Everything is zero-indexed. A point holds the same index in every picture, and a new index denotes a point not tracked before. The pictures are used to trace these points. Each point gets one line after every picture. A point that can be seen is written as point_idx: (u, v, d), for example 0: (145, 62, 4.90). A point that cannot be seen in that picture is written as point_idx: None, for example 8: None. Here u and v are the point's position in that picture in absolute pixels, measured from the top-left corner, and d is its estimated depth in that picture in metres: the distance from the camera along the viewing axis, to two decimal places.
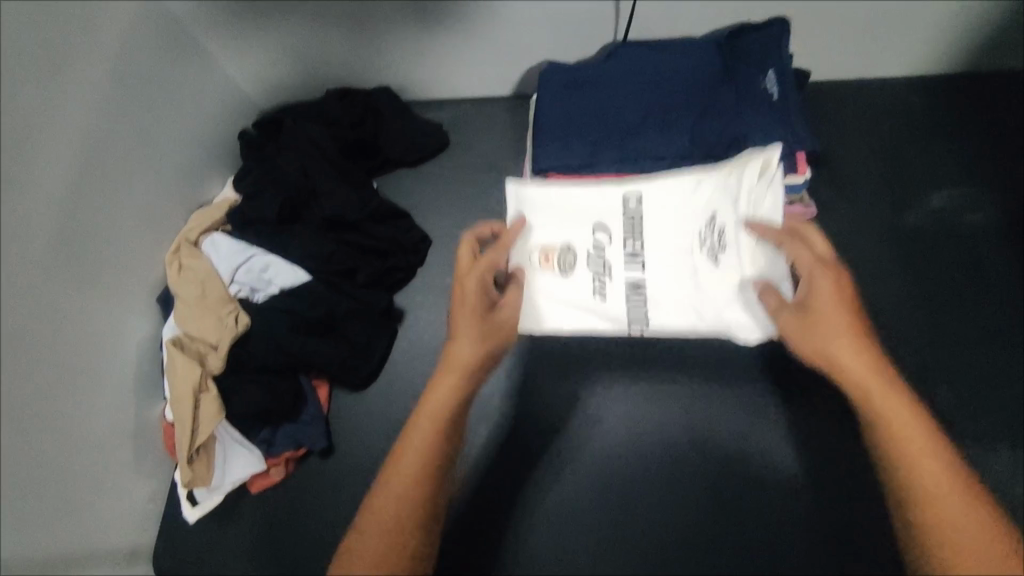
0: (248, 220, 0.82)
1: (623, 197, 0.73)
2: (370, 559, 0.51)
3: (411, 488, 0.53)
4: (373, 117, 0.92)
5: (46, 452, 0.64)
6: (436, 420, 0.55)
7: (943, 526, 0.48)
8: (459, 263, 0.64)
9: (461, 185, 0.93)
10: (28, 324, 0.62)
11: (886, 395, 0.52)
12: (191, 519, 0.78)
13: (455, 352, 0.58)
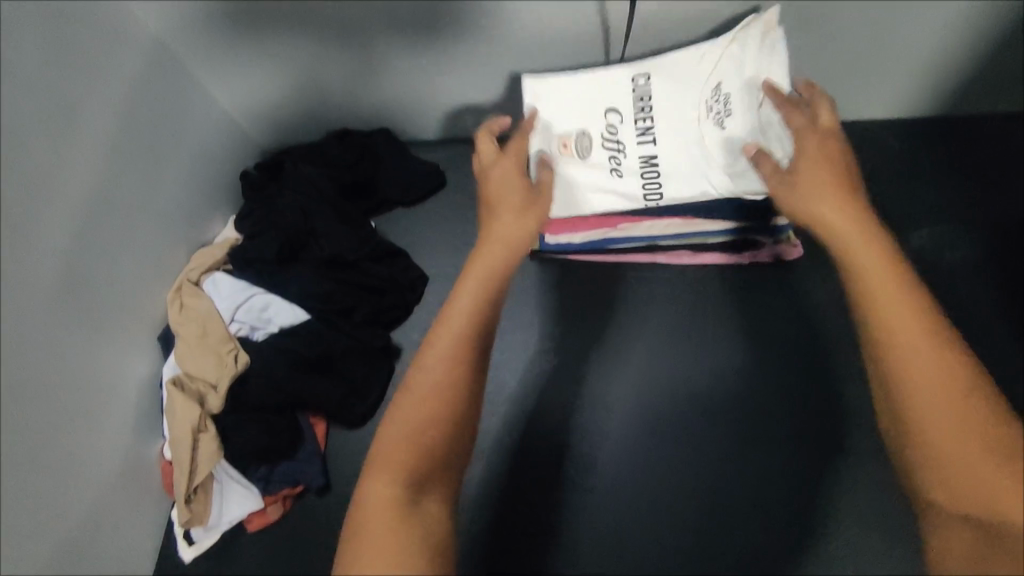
0: (249, 259, 0.84)
1: (631, 77, 0.73)
2: (407, 421, 0.47)
3: (456, 364, 0.49)
4: (372, 158, 0.94)
5: (42, 493, 0.64)
6: (486, 281, 0.53)
7: (903, 359, 0.45)
8: (484, 157, 0.67)
9: (456, 224, 0.96)
10: (30, 365, 0.63)
11: (867, 244, 0.51)
12: (187, 557, 0.79)
13: (497, 228, 0.59)
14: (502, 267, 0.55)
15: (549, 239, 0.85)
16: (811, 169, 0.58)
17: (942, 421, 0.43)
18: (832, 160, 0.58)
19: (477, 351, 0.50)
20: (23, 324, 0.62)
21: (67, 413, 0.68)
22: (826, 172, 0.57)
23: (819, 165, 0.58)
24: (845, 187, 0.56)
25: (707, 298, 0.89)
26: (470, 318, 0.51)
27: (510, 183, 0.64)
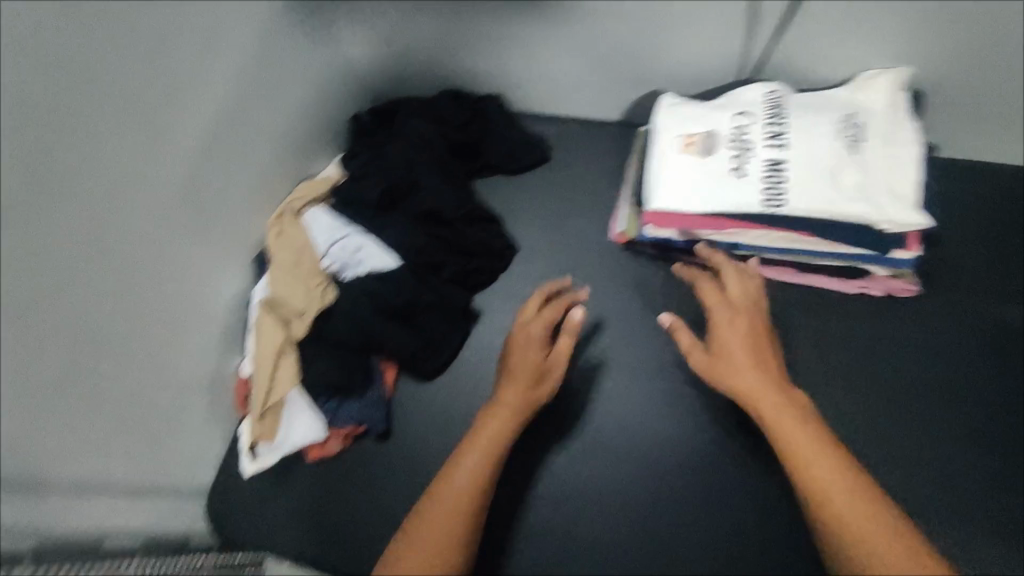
0: (350, 200, 0.86)
1: (764, 93, 0.77)
2: (416, 557, 0.57)
3: (459, 503, 0.60)
4: (481, 122, 0.95)
5: (128, 376, 0.66)
6: (491, 448, 0.64)
7: (853, 525, 0.52)
8: (523, 312, 0.75)
9: (555, 199, 0.93)
10: (134, 251, 0.65)
11: (789, 419, 0.59)
12: (246, 472, 0.81)
13: (505, 392, 0.67)
14: (504, 436, 0.65)
15: (648, 231, 0.82)
16: (739, 343, 0.65)
17: (892, 566, 0.50)
18: (750, 322, 0.67)
19: (467, 509, 0.60)
20: (144, 207, 0.65)
21: (164, 305, 0.71)
22: (752, 345, 0.65)
23: (744, 337, 0.65)
24: (766, 362, 0.64)
25: (809, 321, 0.81)
26: (471, 498, 0.61)
27: (529, 350, 0.70)
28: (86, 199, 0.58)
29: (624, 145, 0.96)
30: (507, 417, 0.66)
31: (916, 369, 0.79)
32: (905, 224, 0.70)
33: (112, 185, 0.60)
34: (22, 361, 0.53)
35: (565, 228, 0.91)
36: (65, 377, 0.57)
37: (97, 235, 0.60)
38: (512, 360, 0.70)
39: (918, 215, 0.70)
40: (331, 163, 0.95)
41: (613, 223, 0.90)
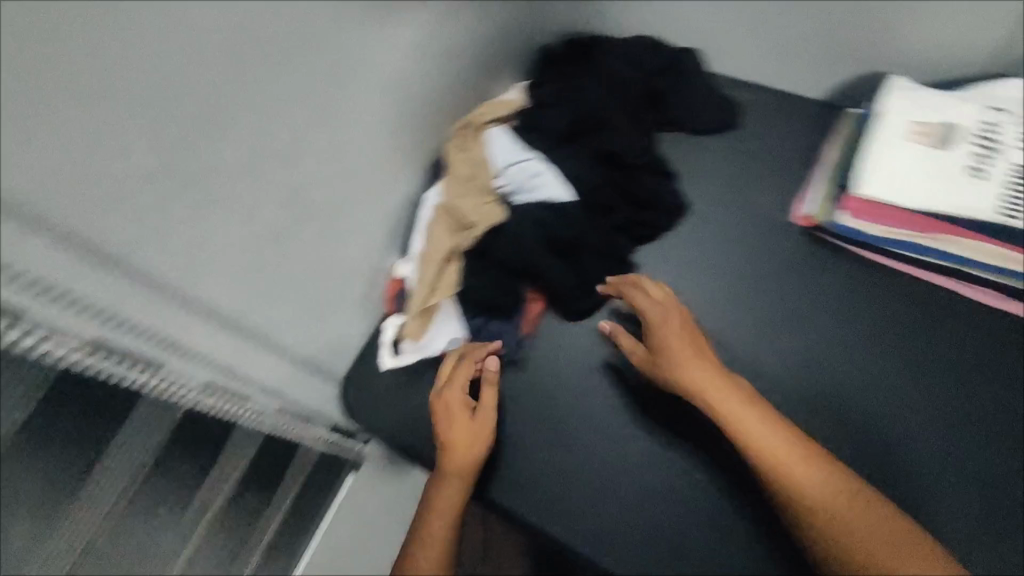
0: (534, 127, 0.85)
1: (1006, 90, 0.73)
2: None
3: (429, 562, 0.70)
4: (676, 75, 0.91)
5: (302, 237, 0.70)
6: (445, 510, 0.72)
7: (828, 506, 0.60)
8: (444, 372, 0.78)
9: (738, 167, 0.88)
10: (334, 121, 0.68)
11: (748, 416, 0.64)
12: (385, 366, 0.84)
13: (442, 478, 0.73)
14: (456, 498, 0.73)
15: (842, 220, 0.76)
16: (679, 348, 0.69)
17: (881, 542, 0.58)
18: (685, 326, 0.71)
19: (434, 557, 0.71)
20: (354, 97, 0.69)
21: (349, 188, 0.75)
22: (688, 346, 0.69)
23: (679, 340, 0.70)
24: (708, 356, 0.70)
25: (997, 356, 0.75)
26: (437, 543, 0.71)
27: (458, 417, 0.75)
28: (315, 84, 0.63)
29: (826, 126, 0.89)
30: (465, 471, 0.73)
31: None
32: None
33: (336, 75, 0.65)
34: (243, 225, 0.59)
35: (743, 199, 0.86)
36: (270, 245, 0.65)
37: (318, 121, 0.65)
38: (450, 428, 0.74)
39: None
40: (516, 87, 0.95)
41: (798, 204, 0.84)
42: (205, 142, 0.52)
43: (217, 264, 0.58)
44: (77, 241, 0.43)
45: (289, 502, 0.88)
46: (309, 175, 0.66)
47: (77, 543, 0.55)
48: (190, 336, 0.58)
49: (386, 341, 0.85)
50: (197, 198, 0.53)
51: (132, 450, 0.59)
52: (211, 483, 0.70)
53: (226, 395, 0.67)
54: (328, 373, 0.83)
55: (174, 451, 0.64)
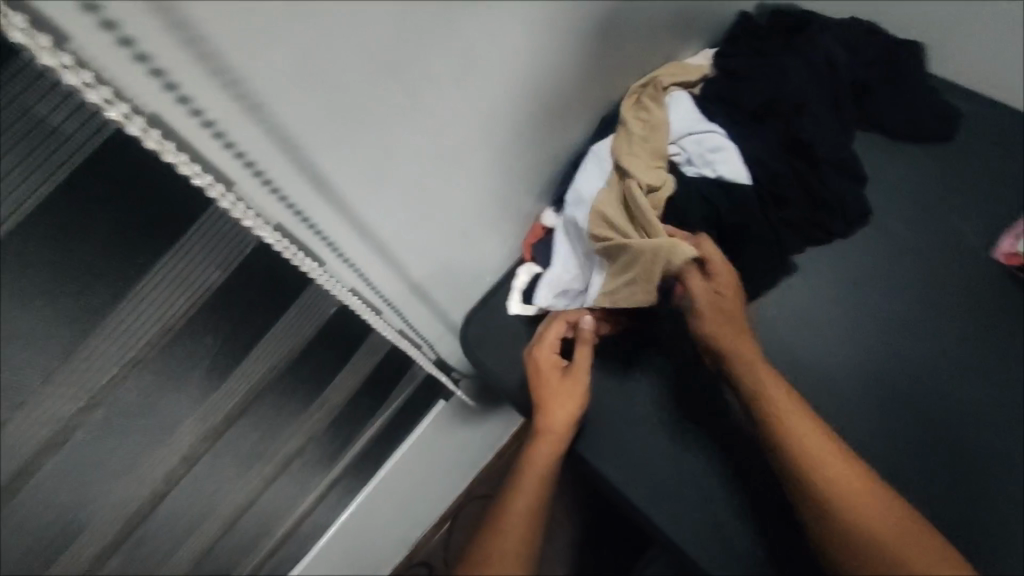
0: (724, 99, 0.80)
1: None
2: (513, 538, 0.76)
3: (529, 514, 0.78)
4: (894, 68, 0.81)
5: (474, 166, 0.69)
6: (540, 469, 0.78)
7: (832, 488, 0.64)
8: (541, 343, 0.80)
9: (935, 186, 0.80)
10: (538, 59, 0.65)
11: (775, 393, 0.68)
12: (513, 310, 0.85)
13: (535, 444, 0.79)
14: (548, 459, 0.78)
15: None
16: (718, 319, 0.71)
17: (870, 531, 0.63)
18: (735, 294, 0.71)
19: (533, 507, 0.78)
20: (563, 38, 0.65)
21: (527, 128, 0.72)
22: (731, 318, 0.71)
23: (722, 311, 0.71)
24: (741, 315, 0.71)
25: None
26: (533, 497, 0.78)
27: (552, 384, 0.78)
28: (538, 19, 0.59)
29: None
30: (551, 437, 0.77)
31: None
32: None
33: (560, 15, 0.62)
34: (428, 149, 0.59)
35: (930, 222, 0.79)
36: (445, 170, 0.64)
37: (527, 59, 0.62)
38: (543, 386, 0.78)
39: None
40: (705, 52, 0.88)
41: (1008, 236, 0.76)
42: (430, 63, 0.51)
43: (398, 181, 0.59)
44: (294, 136, 0.46)
45: (388, 417, 0.92)
46: (498, 109, 0.65)
47: (227, 404, 0.60)
48: (354, 244, 0.60)
49: (519, 287, 0.85)
50: (405, 115, 0.53)
51: (284, 337, 0.62)
52: (339, 379, 0.75)
53: (369, 305, 0.68)
54: (458, 303, 0.85)
55: (315, 345, 0.67)
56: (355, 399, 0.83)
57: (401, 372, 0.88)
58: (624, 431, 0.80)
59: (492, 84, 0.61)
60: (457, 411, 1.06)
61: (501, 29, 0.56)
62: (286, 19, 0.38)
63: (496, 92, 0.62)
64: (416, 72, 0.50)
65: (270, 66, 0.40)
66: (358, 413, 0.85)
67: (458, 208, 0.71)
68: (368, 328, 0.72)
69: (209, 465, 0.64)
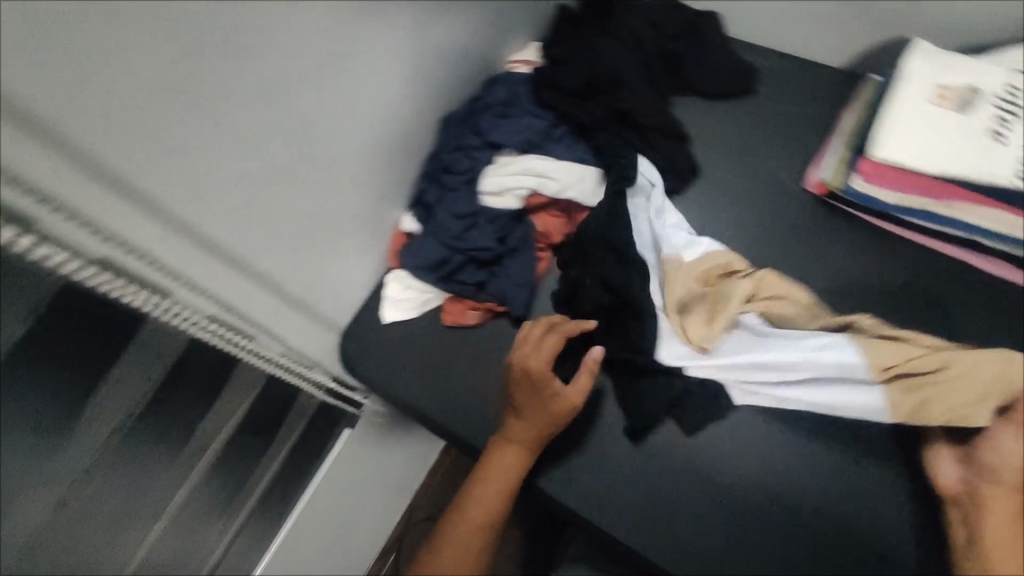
0: (549, 84, 0.84)
1: None
2: (460, 551, 0.70)
3: (483, 523, 0.71)
4: (694, 37, 0.89)
5: (310, 178, 0.68)
6: (505, 481, 0.70)
7: (994, 551, 0.63)
8: (535, 358, 0.70)
9: (753, 134, 0.86)
10: (346, 69, 0.65)
11: (997, 498, 0.67)
12: (385, 318, 0.84)
13: (500, 453, 0.71)
14: (514, 471, 0.70)
15: (856, 184, 0.73)
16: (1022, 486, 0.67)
17: None
18: None
19: (488, 517, 0.71)
20: (372, 41, 0.67)
21: (362, 136, 0.74)
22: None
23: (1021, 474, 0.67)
24: None
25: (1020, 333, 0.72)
26: (490, 508, 0.71)
27: (539, 399, 0.69)
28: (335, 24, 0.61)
29: (846, 95, 0.86)
30: (522, 449, 0.70)
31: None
32: None
33: (352, 24, 0.64)
34: (249, 163, 0.59)
35: (753, 166, 0.84)
36: (279, 184, 0.64)
37: (335, 67, 0.64)
38: (526, 402, 0.70)
39: None
40: (531, 47, 0.93)
41: (811, 170, 0.82)
42: (217, 73, 0.52)
43: (223, 198, 0.58)
44: (81, 154, 0.45)
45: (286, 451, 0.88)
46: (320, 119, 0.66)
47: (77, 455, 0.57)
48: (192, 270, 0.58)
49: (386, 295, 0.85)
50: (210, 129, 0.53)
51: (131, 376, 0.59)
52: (209, 418, 0.71)
53: (229, 334, 0.66)
54: (329, 325, 0.83)
55: (174, 386, 0.64)
56: (240, 440, 0.79)
57: (290, 403, 0.85)
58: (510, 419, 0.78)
59: (302, 92, 0.61)
60: (366, 436, 1.03)
61: (292, 37, 0.57)
62: (51, 38, 0.39)
63: (306, 104, 0.63)
64: (203, 81, 0.51)
65: (40, 82, 0.40)
66: (250, 455, 0.81)
67: (305, 225, 0.71)
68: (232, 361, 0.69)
69: (65, 530, 0.60)
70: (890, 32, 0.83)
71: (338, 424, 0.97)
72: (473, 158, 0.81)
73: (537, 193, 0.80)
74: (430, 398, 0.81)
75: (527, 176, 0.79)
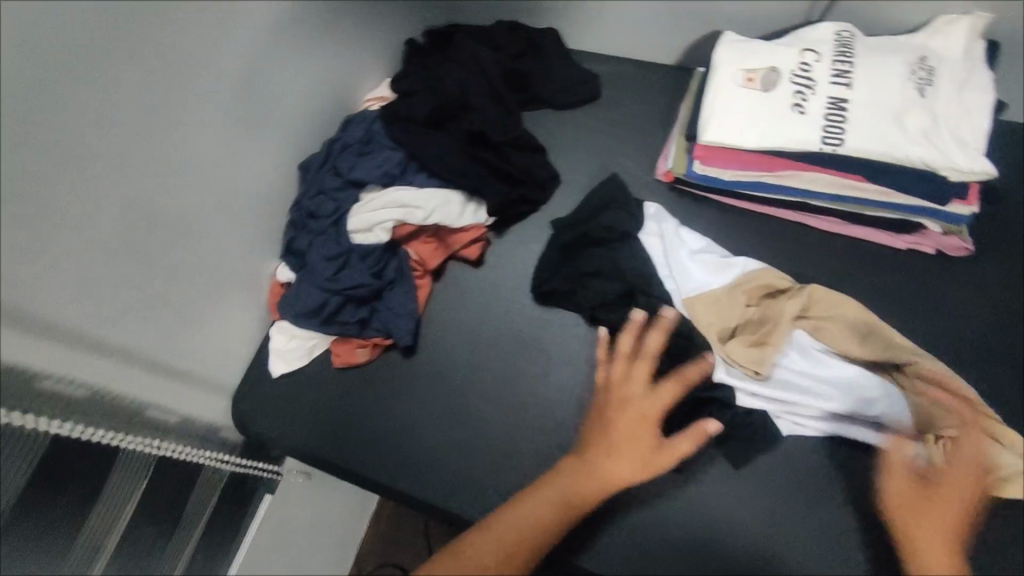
0: (398, 116, 0.85)
1: (835, 30, 0.75)
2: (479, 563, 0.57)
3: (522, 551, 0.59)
4: (536, 54, 0.93)
5: (164, 248, 0.66)
6: (564, 502, 0.63)
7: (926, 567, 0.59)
8: (655, 395, 0.70)
9: (603, 137, 0.91)
10: (185, 136, 0.65)
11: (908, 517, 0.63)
12: (275, 371, 0.83)
13: (588, 468, 0.65)
14: (582, 499, 0.63)
15: (696, 168, 0.80)
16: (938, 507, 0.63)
17: None
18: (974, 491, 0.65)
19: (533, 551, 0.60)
20: (207, 97, 0.66)
21: (215, 196, 0.72)
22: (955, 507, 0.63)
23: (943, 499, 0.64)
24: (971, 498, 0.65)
25: (862, 277, 0.80)
26: (537, 529, 0.61)
27: (637, 435, 0.66)
28: (157, 84, 0.60)
29: (679, 89, 0.93)
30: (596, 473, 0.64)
31: (970, 333, 0.76)
32: (984, 172, 0.68)
33: (183, 94, 0.63)
34: (93, 240, 0.56)
35: (607, 167, 0.90)
36: (128, 260, 0.61)
37: (172, 136, 0.63)
38: (621, 421, 0.67)
39: (992, 168, 0.67)
40: (383, 84, 0.95)
41: (660, 161, 0.88)
42: (32, 156, 0.49)
43: (65, 283, 0.54)
44: None
45: (195, 542, 0.79)
46: (165, 185, 0.64)
47: None
48: (47, 366, 0.54)
49: (272, 349, 0.84)
50: (41, 220, 0.51)
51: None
52: (95, 523, 0.64)
53: (102, 427, 0.62)
54: (220, 390, 0.82)
55: (50, 501, 0.58)
56: (140, 539, 0.71)
57: (190, 485, 0.77)
58: (414, 446, 0.79)
59: (139, 163, 0.60)
60: (288, 500, 0.98)
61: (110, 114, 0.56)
62: None
63: (144, 177, 0.61)
64: (18, 163, 0.48)
65: None
66: (156, 554, 0.73)
67: (172, 297, 0.69)
68: (116, 452, 0.64)
69: None
70: (702, 27, 0.91)
71: (254, 494, 0.90)
72: (337, 199, 0.81)
73: (405, 223, 0.81)
74: (333, 441, 0.80)
75: (392, 208, 0.80)
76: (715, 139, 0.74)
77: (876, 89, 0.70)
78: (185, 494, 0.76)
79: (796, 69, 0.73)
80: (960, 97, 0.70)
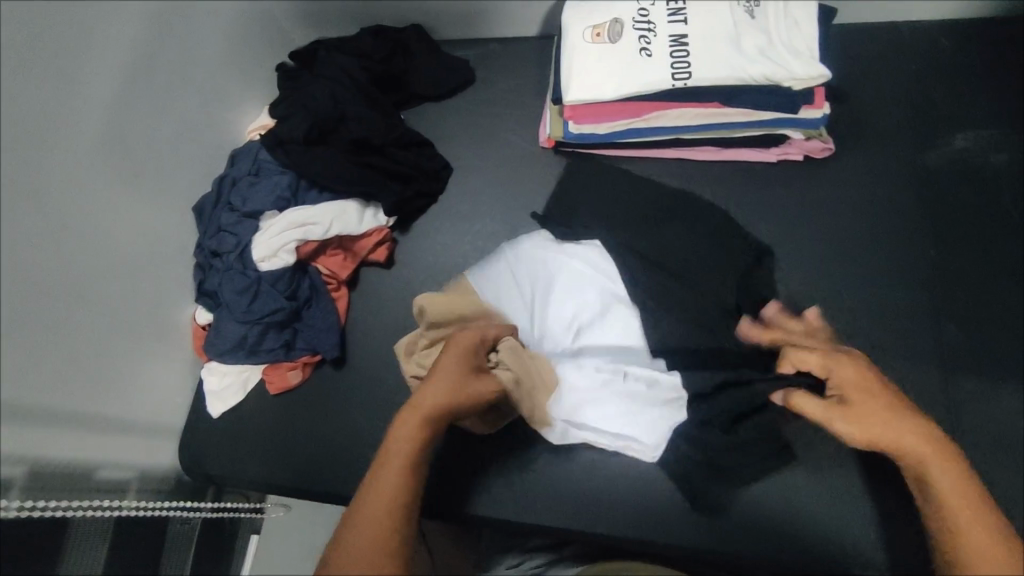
0: (278, 140, 0.86)
1: None
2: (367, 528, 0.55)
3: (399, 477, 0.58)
4: (403, 53, 0.95)
5: (75, 316, 0.66)
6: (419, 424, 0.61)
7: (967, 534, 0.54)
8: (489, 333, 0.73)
9: (484, 118, 0.95)
10: (67, 199, 0.65)
11: (920, 444, 0.59)
12: (214, 412, 0.84)
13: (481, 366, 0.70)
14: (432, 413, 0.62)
15: (572, 128, 0.84)
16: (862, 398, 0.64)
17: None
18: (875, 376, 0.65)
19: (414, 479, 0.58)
20: (80, 157, 0.67)
21: (119, 253, 0.73)
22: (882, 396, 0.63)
23: (866, 390, 0.64)
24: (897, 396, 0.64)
25: (744, 194, 0.84)
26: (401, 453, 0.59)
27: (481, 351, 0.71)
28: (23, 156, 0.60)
29: (546, 58, 0.96)
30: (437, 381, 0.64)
31: (848, 223, 0.81)
32: (822, 76, 0.72)
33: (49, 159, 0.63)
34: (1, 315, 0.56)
35: (494, 145, 0.93)
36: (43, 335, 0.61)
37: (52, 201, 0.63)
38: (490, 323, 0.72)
39: (827, 71, 0.72)
40: (263, 111, 0.96)
41: (540, 128, 0.91)
42: None
43: None
44: None
45: None
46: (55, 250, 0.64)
47: None
48: None
49: (207, 391, 0.84)
50: None
51: None
52: None
53: (58, 498, 0.64)
54: (166, 440, 0.82)
55: None
56: None
57: (162, 538, 0.78)
58: (367, 449, 0.81)
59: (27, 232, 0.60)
60: (269, 536, 0.98)
61: None
62: None
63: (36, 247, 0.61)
64: None
65: None
66: None
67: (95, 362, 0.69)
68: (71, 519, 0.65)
69: None
70: None
71: (233, 535, 0.90)
72: (236, 233, 0.82)
73: (307, 241, 0.83)
74: (286, 464, 0.82)
75: (290, 230, 0.82)
76: (577, 97, 0.78)
77: (710, 22, 0.75)
78: (158, 549, 0.77)
79: (636, 17, 0.77)
80: (788, 12, 0.75)
